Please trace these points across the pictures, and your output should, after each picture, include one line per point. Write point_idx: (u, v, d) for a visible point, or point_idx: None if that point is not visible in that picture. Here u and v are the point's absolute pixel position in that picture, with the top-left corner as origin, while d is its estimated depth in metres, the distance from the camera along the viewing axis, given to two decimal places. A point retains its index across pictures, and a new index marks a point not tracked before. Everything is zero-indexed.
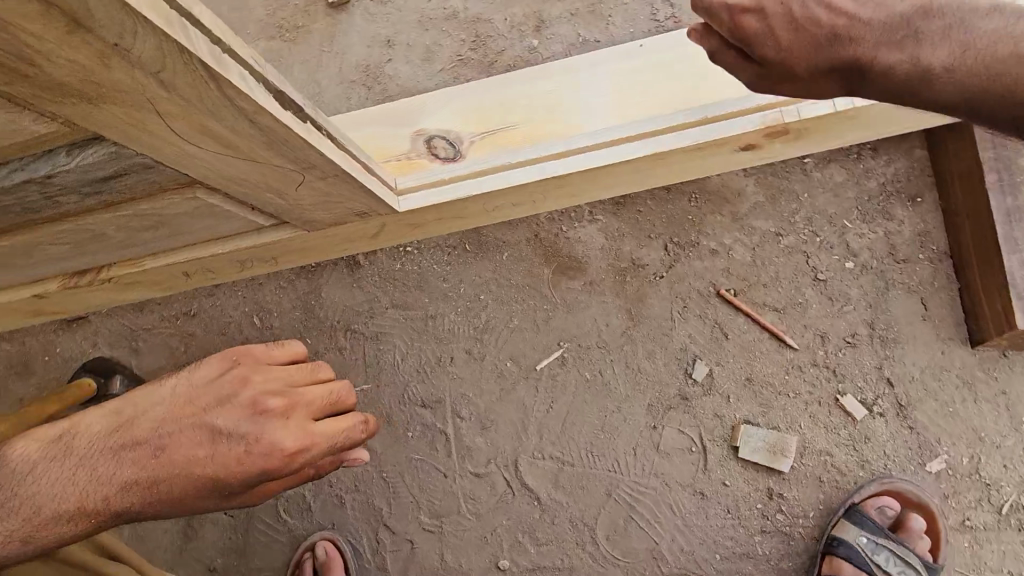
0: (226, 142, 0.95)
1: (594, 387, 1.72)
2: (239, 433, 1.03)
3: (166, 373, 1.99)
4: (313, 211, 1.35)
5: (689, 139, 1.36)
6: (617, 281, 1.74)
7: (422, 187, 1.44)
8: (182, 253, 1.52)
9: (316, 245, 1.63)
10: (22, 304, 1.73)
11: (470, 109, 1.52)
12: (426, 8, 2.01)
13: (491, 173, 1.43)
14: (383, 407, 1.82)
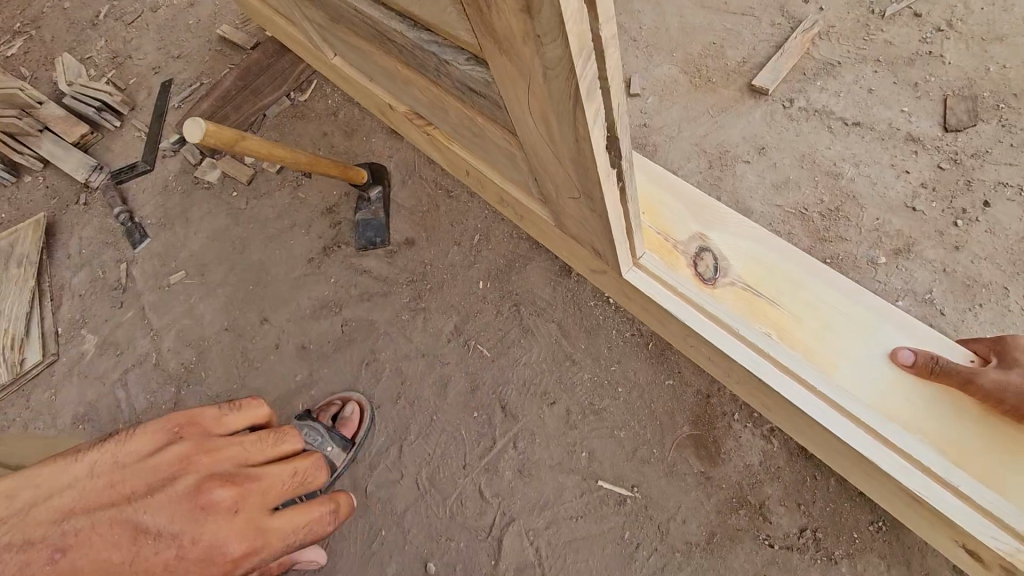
0: (551, 135, 1.05)
1: (620, 547, 1.61)
2: (170, 534, 0.81)
3: (402, 214, 2.40)
4: (569, 223, 1.46)
5: (911, 484, 1.13)
6: (728, 501, 1.57)
7: (659, 278, 1.44)
8: (477, 160, 1.77)
9: (551, 236, 1.76)
10: (379, 102, 2.21)
11: (755, 258, 1.43)
12: (818, 152, 1.94)
13: (717, 324, 1.36)
14: (479, 378, 1.96)
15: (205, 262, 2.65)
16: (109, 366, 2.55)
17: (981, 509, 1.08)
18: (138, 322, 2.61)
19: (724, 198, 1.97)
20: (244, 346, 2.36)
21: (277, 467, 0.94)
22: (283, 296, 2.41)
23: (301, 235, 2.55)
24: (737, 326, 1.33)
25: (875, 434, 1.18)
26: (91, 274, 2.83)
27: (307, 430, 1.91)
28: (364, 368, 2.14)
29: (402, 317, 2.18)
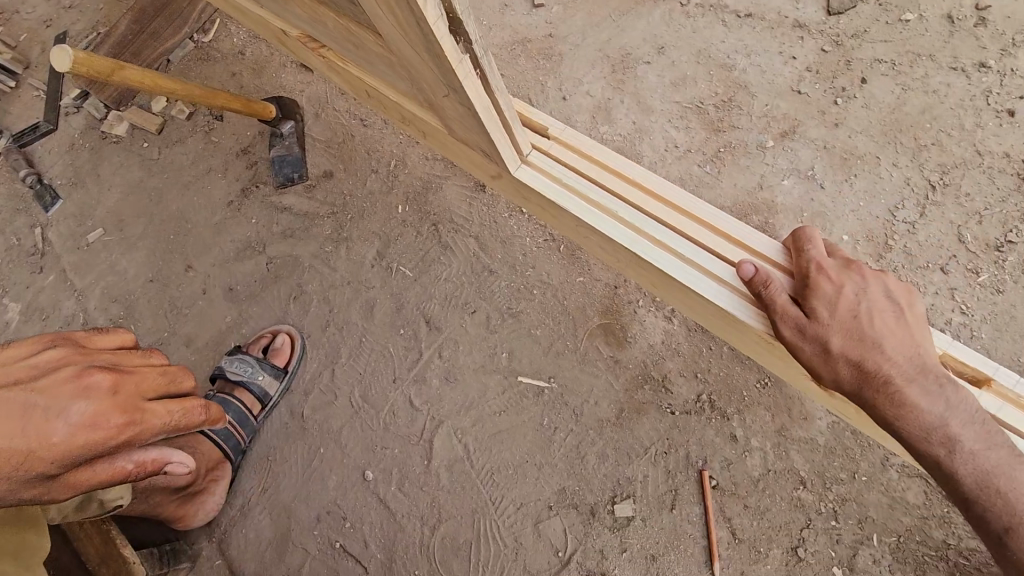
0: (399, 22, 1.04)
1: (540, 433, 1.70)
2: (116, 384, 1.06)
3: (317, 147, 2.37)
4: (453, 124, 1.47)
5: (767, 329, 1.16)
6: (635, 380, 1.68)
7: (541, 169, 1.45)
8: (370, 76, 1.74)
9: (452, 147, 1.76)
10: (274, 30, 2.14)
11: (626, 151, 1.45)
12: (713, 47, 1.98)
13: (593, 207, 1.37)
14: (403, 297, 2.01)
15: (122, 218, 2.58)
16: (37, 331, 2.50)
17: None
18: (60, 285, 2.55)
19: (626, 100, 2.01)
20: (172, 295, 2.34)
21: (148, 369, 1.15)
22: (205, 242, 2.38)
23: (217, 179, 2.49)
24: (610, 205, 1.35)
25: (733, 290, 1.21)
26: (5, 242, 2.74)
27: (237, 362, 1.96)
28: (292, 302, 2.16)
29: (325, 250, 2.19)
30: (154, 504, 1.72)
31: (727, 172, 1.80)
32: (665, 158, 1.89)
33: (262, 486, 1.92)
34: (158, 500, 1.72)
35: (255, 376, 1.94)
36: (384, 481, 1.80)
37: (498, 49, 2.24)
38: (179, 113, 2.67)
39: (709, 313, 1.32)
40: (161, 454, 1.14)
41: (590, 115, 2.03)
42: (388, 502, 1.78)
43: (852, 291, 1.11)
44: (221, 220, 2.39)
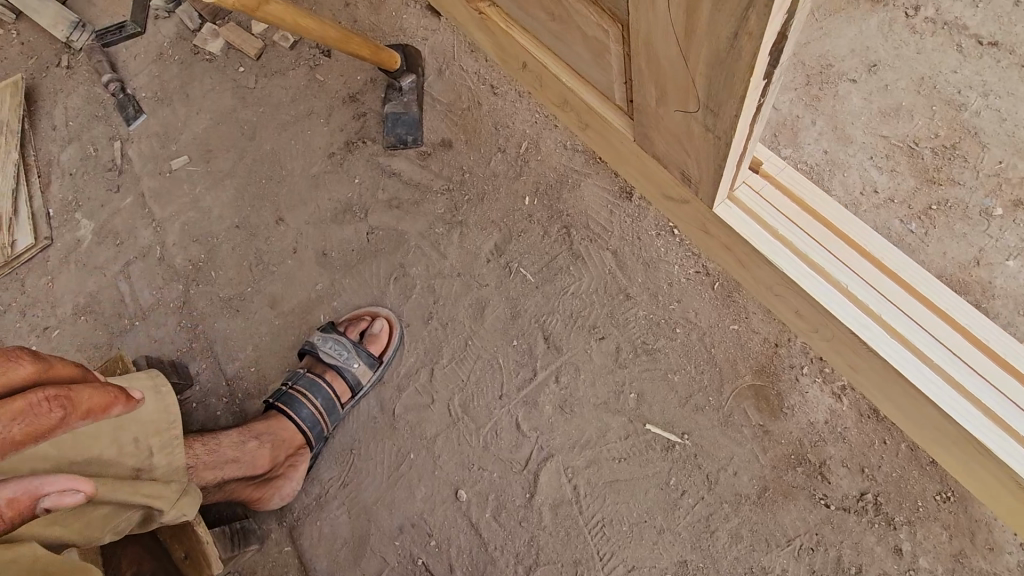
0: (690, 14, 0.84)
1: (665, 493, 1.54)
2: None
3: (438, 109, 2.10)
4: (654, 137, 1.24)
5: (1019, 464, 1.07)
6: (786, 459, 1.49)
7: (753, 212, 1.27)
8: (544, 52, 1.45)
9: (622, 152, 1.50)
10: None
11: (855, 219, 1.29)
12: (941, 76, 1.66)
13: (820, 275, 1.22)
14: (521, 304, 1.80)
15: (210, 148, 2.36)
16: (109, 256, 2.34)
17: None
18: (137, 210, 2.37)
19: (820, 122, 1.71)
20: (258, 247, 2.15)
21: None
22: (300, 195, 2.17)
23: (319, 125, 2.25)
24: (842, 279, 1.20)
25: (987, 409, 1.10)
26: (81, 151, 2.55)
27: (332, 344, 1.78)
28: (391, 282, 1.96)
29: (435, 231, 1.97)
30: (227, 491, 1.62)
31: (937, 236, 1.53)
32: (859, 204, 1.61)
33: (342, 480, 1.79)
34: (232, 488, 1.62)
35: (349, 363, 1.77)
36: (478, 505, 1.66)
37: None
38: (283, 39, 2.40)
39: (925, 415, 1.22)
40: (27, 489, 0.86)
41: (772, 131, 1.74)
42: (481, 530, 1.64)
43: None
44: (321, 174, 2.17)
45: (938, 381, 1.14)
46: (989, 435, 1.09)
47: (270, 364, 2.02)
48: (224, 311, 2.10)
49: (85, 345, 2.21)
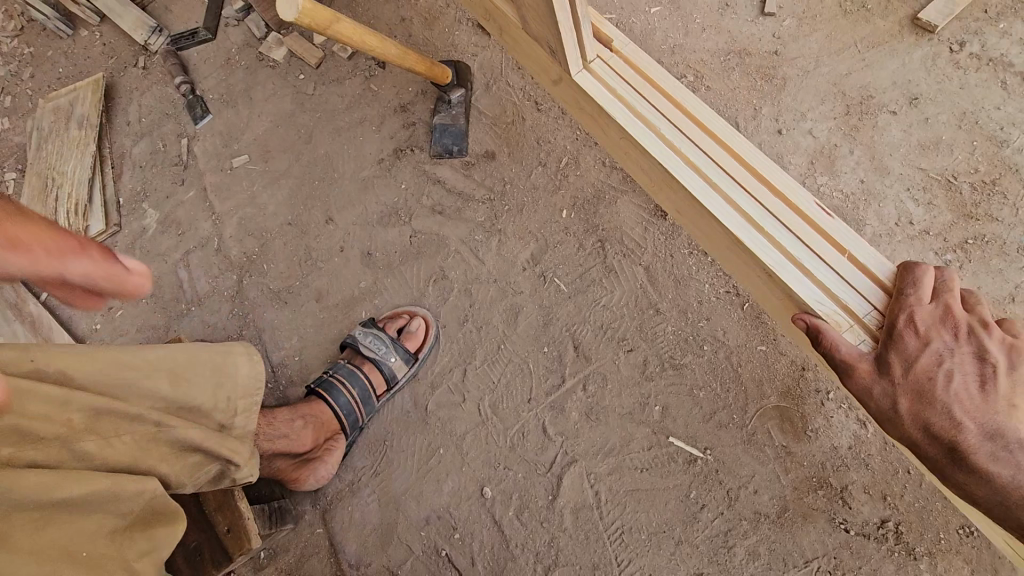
0: None
1: (685, 505, 1.57)
2: None
3: (484, 121, 2.21)
4: (534, 18, 1.49)
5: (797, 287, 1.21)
6: (807, 482, 1.50)
7: (601, 80, 1.53)
8: None
9: (524, 51, 1.79)
10: None
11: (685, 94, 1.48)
12: (983, 112, 1.68)
13: (650, 133, 1.44)
14: (553, 312, 1.88)
15: (268, 149, 2.52)
16: (171, 245, 2.52)
17: (818, 281, 1.21)
18: (199, 203, 2.55)
19: (856, 152, 1.75)
20: (308, 245, 2.28)
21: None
22: (350, 197, 2.30)
23: (371, 131, 2.38)
24: (660, 129, 1.43)
25: (774, 242, 1.26)
26: (151, 145, 2.76)
27: (372, 338, 1.89)
28: (431, 284, 2.06)
29: (474, 237, 2.06)
30: (273, 469, 1.73)
31: (971, 270, 1.54)
32: (893, 233, 1.64)
33: (374, 469, 1.88)
34: (278, 466, 1.72)
35: (387, 357, 1.88)
36: (501, 503, 1.73)
37: (709, 57, 2.01)
38: (342, 51, 2.55)
39: (737, 259, 1.39)
40: None
41: (808, 158, 1.79)
42: (503, 527, 1.71)
43: (937, 349, 1.09)
44: (371, 178, 2.29)
45: (738, 219, 1.30)
46: (782, 271, 1.23)
47: (312, 355, 2.14)
48: (274, 303, 2.24)
49: (144, 326, 2.38)
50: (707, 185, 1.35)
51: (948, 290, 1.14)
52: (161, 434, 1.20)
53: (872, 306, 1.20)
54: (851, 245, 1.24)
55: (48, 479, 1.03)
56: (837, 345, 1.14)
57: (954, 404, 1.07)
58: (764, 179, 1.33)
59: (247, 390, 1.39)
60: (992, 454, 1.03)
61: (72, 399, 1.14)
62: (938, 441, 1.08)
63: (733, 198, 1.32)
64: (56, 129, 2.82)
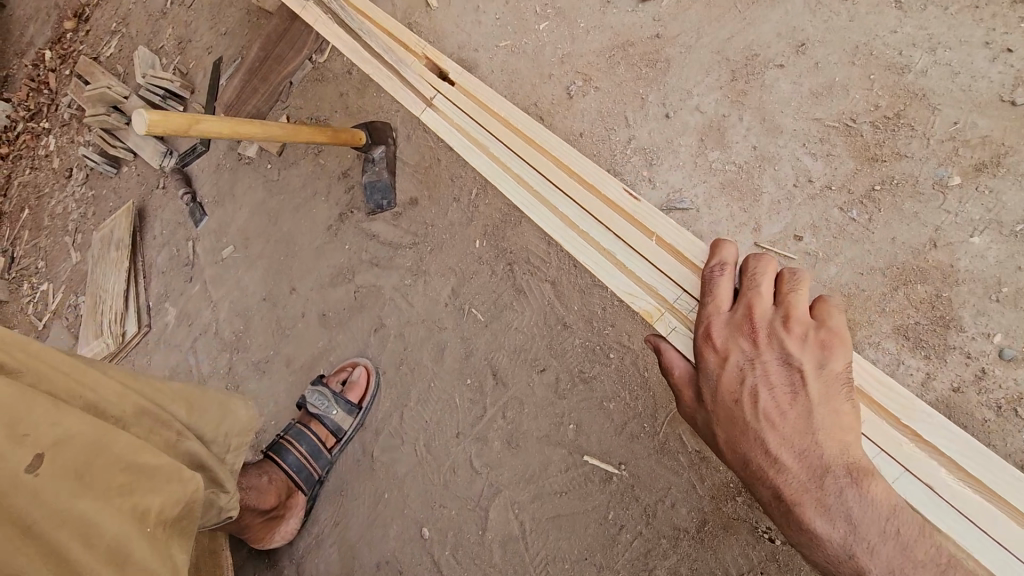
0: None
1: (603, 528, 1.47)
2: None
3: (406, 170, 2.30)
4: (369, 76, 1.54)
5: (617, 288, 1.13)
6: (725, 489, 1.36)
7: (438, 111, 1.54)
8: None
9: None
10: None
11: (508, 105, 1.44)
12: (878, 41, 1.48)
13: (479, 155, 1.43)
14: (473, 342, 1.87)
15: (247, 236, 2.80)
16: (184, 334, 2.87)
17: (631, 273, 1.12)
18: (202, 294, 2.88)
19: (747, 117, 1.60)
20: (278, 315, 2.48)
21: None
22: (307, 265, 2.48)
23: (321, 202, 2.57)
24: (487, 145, 1.42)
25: (593, 245, 1.18)
26: (169, 251, 3.18)
27: (316, 395, 1.95)
28: (372, 335, 2.14)
29: (404, 282, 2.12)
30: (244, 523, 1.72)
31: (883, 219, 1.36)
32: (792, 196, 1.48)
33: (333, 520, 1.95)
34: (247, 520, 1.72)
35: (330, 411, 1.94)
36: (439, 543, 1.72)
37: (595, 57, 1.92)
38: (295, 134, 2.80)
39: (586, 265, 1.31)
40: None
41: (699, 136, 1.66)
42: (443, 567, 1.70)
43: (737, 363, 0.88)
44: (323, 243, 2.46)
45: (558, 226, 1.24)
46: (601, 273, 1.15)
47: (286, 416, 2.29)
48: (256, 373, 2.45)
49: None
50: (528, 194, 1.31)
51: (753, 286, 0.92)
52: (180, 443, 1.26)
53: (690, 296, 1.06)
54: (662, 228, 1.11)
55: (133, 445, 1.08)
56: (666, 363, 0.99)
57: (768, 433, 0.84)
58: (577, 176, 1.25)
59: (243, 429, 1.50)
60: (819, 503, 0.79)
61: (123, 393, 1.24)
62: (762, 489, 0.84)
63: (551, 206, 1.26)
64: (104, 252, 3.37)
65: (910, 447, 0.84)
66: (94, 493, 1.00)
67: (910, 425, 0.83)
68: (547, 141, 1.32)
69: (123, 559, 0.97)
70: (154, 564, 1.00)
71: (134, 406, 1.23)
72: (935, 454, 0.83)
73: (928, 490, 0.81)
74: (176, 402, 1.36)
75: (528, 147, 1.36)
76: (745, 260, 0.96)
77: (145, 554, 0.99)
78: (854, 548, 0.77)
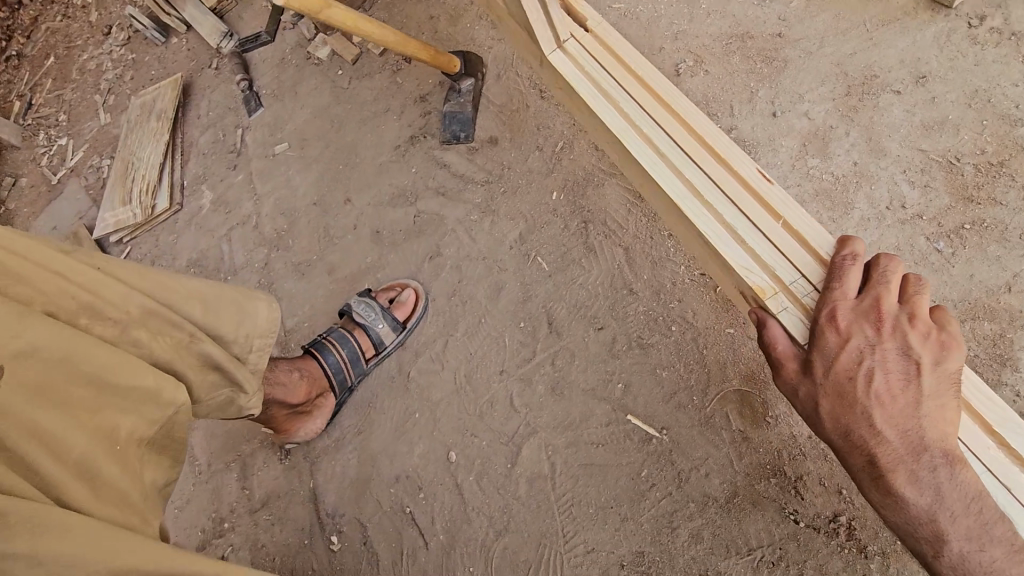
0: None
1: (634, 483, 1.56)
2: None
3: (491, 108, 2.30)
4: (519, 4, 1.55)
5: (734, 259, 1.18)
6: (760, 468, 1.46)
7: (570, 55, 1.57)
8: None
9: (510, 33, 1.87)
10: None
11: (644, 65, 1.48)
12: (998, 90, 1.59)
13: (606, 105, 1.47)
14: (533, 288, 1.92)
15: (305, 137, 2.76)
16: (220, 222, 2.83)
17: (750, 249, 1.18)
18: (245, 185, 2.84)
19: (853, 133, 1.66)
20: (327, 223, 2.47)
21: None
22: (367, 180, 2.47)
23: (392, 120, 2.54)
24: (618, 99, 1.45)
25: (716, 215, 1.23)
26: (214, 136, 3.11)
27: (363, 306, 1.99)
28: (426, 261, 2.16)
29: (470, 217, 2.15)
30: (269, 415, 1.76)
31: (965, 256, 1.46)
32: (883, 217, 1.55)
33: (357, 427, 2.00)
34: (272, 412, 1.75)
35: (376, 323, 1.97)
36: (464, 468, 1.78)
37: (710, 41, 1.94)
38: (374, 46, 2.75)
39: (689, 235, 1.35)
40: None
41: (801, 141, 1.71)
42: (463, 490, 1.76)
43: (858, 346, 0.97)
44: (388, 162, 2.45)
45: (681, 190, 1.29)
46: (720, 243, 1.21)
47: (319, 322, 2.31)
48: (293, 274, 2.44)
49: None
50: (653, 154, 1.35)
51: (883, 282, 1.01)
52: (191, 347, 1.19)
53: (807, 282, 1.12)
54: (790, 214, 1.18)
55: (113, 359, 1.00)
56: (773, 339, 1.10)
57: (875, 411, 0.94)
58: (711, 148, 1.30)
59: (267, 331, 1.39)
60: (912, 474, 0.91)
61: (117, 290, 1.13)
62: (857, 457, 0.96)
63: (679, 168, 1.31)
64: (142, 121, 3.26)
65: (997, 454, 0.93)
66: (61, 409, 0.94)
67: (1003, 433, 0.93)
68: (683, 107, 1.37)
69: (89, 476, 0.92)
70: (123, 484, 0.96)
71: (139, 308, 1.14)
72: (1016, 460, 0.93)
73: (1007, 491, 0.91)
74: (190, 302, 1.25)
75: (660, 110, 1.40)
76: (874, 258, 1.06)
77: (116, 473, 0.95)
78: (936, 513, 0.89)
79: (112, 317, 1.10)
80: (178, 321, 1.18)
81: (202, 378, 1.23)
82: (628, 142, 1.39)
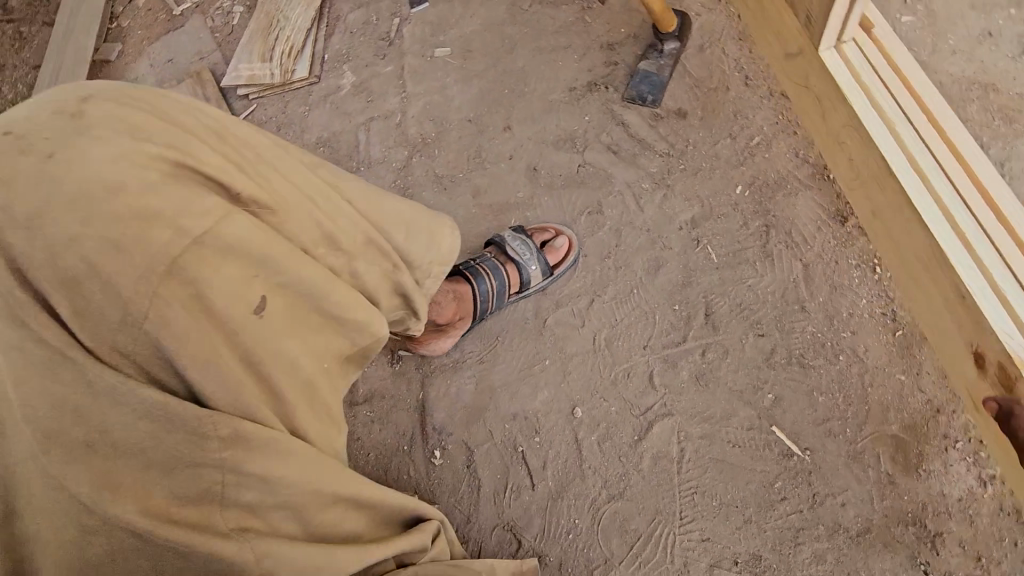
0: None
1: (765, 491, 1.60)
2: None
3: (687, 79, 2.22)
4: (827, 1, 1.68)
5: (974, 286, 1.46)
6: (899, 514, 1.51)
7: (850, 60, 1.74)
8: None
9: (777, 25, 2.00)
10: None
11: (926, 93, 1.67)
12: None
13: (878, 117, 1.66)
14: (697, 275, 1.91)
15: (469, 48, 2.65)
16: (357, 108, 2.73)
17: (994, 280, 1.45)
18: (393, 79, 2.74)
19: None
20: (481, 144, 2.41)
21: None
22: (532, 113, 2.39)
23: (571, 58, 2.45)
24: (896, 115, 1.65)
25: (968, 244, 1.49)
26: (364, 15, 2.96)
27: (520, 243, 1.96)
28: (584, 214, 2.13)
29: (641, 184, 2.11)
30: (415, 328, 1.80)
31: None
32: None
33: (479, 355, 2.00)
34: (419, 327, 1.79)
35: (530, 263, 1.96)
36: (587, 427, 1.81)
37: (950, 80, 1.85)
38: None
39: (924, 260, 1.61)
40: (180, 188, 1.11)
41: None
42: (582, 447, 1.79)
43: None
44: (560, 100, 2.37)
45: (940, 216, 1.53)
46: (964, 271, 1.48)
47: None
48: (433, 186, 2.40)
49: None
50: (920, 175, 1.57)
51: None
52: (393, 277, 1.20)
53: None
54: None
55: (350, 298, 1.07)
56: None
57: None
58: (979, 185, 1.54)
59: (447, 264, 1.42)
60: None
61: (348, 217, 1.14)
62: None
63: (943, 196, 1.54)
64: None
65: None
66: (300, 338, 1.04)
67: None
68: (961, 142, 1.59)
69: (315, 402, 1.06)
70: (334, 411, 1.10)
71: (364, 237, 1.15)
72: None
73: None
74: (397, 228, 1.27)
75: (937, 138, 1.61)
76: None
77: (331, 402, 1.09)
78: None
79: (344, 247, 1.11)
80: (387, 249, 1.19)
81: (389, 303, 1.24)
82: (894, 159, 1.61)
